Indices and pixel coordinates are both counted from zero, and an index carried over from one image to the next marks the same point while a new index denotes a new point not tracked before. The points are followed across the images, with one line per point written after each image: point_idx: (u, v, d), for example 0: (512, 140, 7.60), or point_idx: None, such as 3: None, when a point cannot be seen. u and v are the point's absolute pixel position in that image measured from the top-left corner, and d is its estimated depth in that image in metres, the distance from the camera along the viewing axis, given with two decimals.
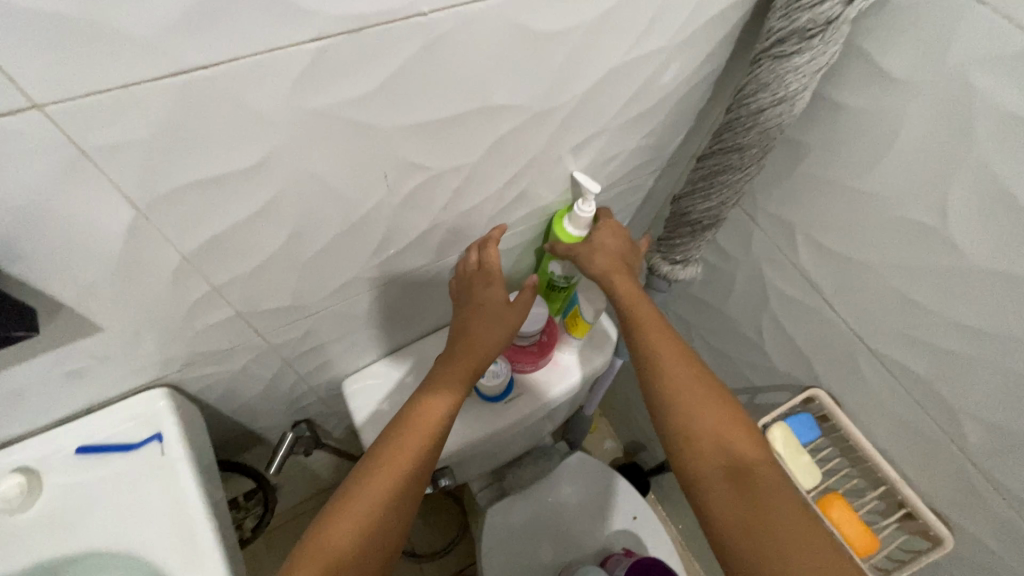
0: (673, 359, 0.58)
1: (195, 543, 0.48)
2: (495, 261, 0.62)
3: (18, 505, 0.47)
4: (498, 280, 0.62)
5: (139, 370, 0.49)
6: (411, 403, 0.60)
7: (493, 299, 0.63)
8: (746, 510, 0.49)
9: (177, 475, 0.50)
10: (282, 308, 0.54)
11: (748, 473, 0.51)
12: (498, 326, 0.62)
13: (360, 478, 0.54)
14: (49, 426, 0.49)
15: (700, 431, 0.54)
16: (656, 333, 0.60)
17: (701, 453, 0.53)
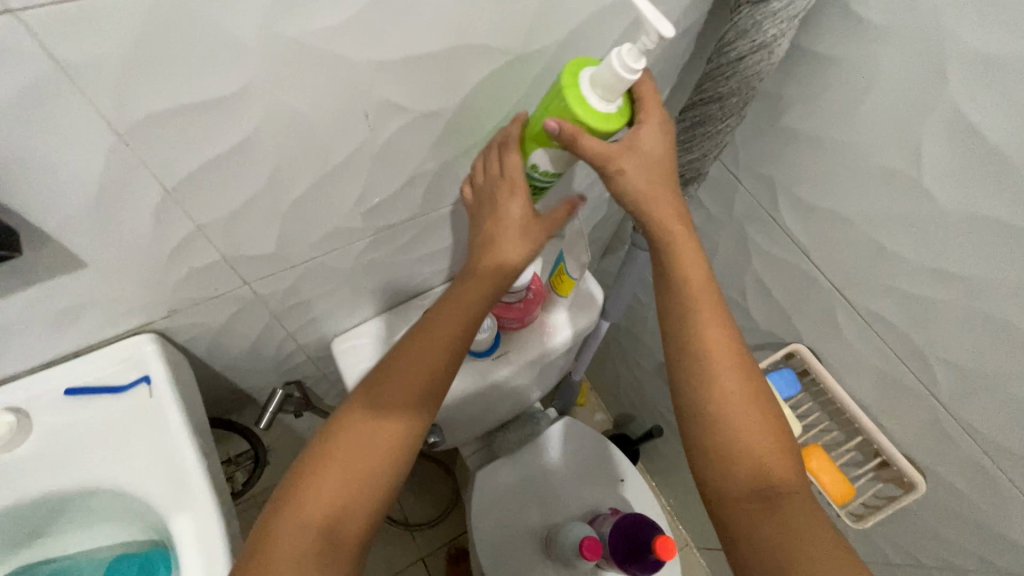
0: (725, 366, 0.53)
1: (185, 480, 0.49)
2: (517, 163, 0.52)
3: (6, 443, 0.47)
4: (523, 193, 0.52)
5: (125, 314, 0.50)
6: (388, 387, 0.52)
7: (515, 214, 0.53)
8: (781, 535, 0.46)
9: (165, 415, 0.51)
10: (266, 256, 0.54)
11: (781, 492, 0.49)
12: (520, 245, 0.54)
13: (332, 483, 0.48)
14: (35, 368, 0.49)
15: (737, 447, 0.51)
16: (711, 331, 0.54)
17: (735, 470, 0.50)
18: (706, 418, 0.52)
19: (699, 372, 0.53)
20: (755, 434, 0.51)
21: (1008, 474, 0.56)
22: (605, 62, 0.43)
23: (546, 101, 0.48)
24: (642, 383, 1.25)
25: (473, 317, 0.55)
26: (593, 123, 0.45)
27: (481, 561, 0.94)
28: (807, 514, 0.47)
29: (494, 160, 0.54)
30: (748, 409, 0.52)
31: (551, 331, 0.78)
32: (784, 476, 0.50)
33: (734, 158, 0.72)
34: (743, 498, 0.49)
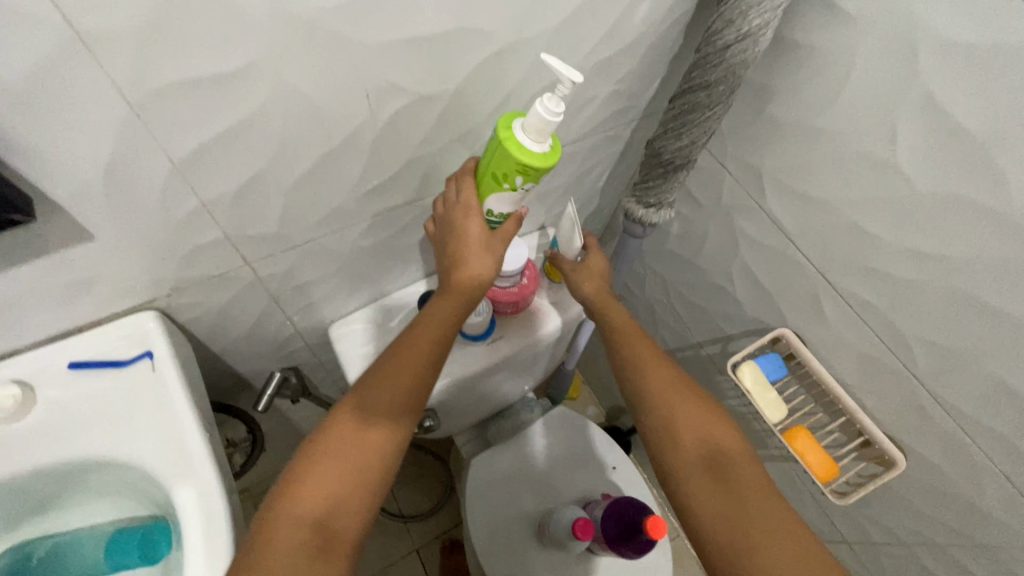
0: (651, 360, 0.62)
1: (186, 451, 0.50)
2: (469, 188, 0.56)
3: (11, 414, 0.48)
4: (477, 212, 0.55)
5: (129, 290, 0.51)
6: (372, 400, 0.54)
7: (474, 235, 0.56)
8: (723, 498, 0.54)
9: (167, 389, 0.52)
10: (268, 236, 0.56)
11: (728, 464, 0.56)
12: (483, 259, 0.57)
13: (323, 490, 0.50)
14: (39, 343, 0.50)
15: (679, 425, 0.58)
16: (633, 333, 0.65)
17: (681, 444, 0.57)
18: (647, 403, 0.60)
19: (632, 361, 0.63)
20: (696, 416, 0.59)
21: (983, 448, 0.58)
22: (533, 109, 0.48)
23: (488, 150, 0.53)
24: None
25: (454, 323, 0.58)
26: (533, 161, 0.49)
27: (475, 547, 0.95)
28: (748, 479, 0.55)
29: (451, 191, 0.58)
30: (682, 394, 0.60)
31: (546, 316, 0.80)
32: (727, 450, 0.57)
33: (722, 148, 0.74)
34: (689, 467, 0.56)
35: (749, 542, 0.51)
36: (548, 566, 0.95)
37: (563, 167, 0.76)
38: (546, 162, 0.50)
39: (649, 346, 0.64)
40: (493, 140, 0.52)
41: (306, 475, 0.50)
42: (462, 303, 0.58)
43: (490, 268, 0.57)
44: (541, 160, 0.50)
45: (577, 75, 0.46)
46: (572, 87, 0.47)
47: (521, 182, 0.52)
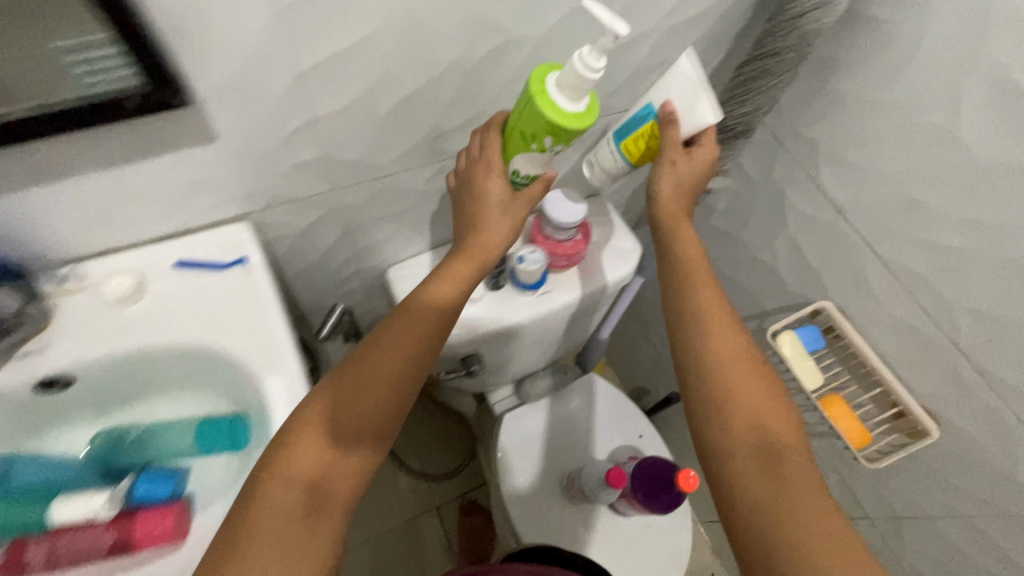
0: (721, 332, 0.60)
1: (274, 348, 0.54)
2: (496, 146, 0.58)
3: (121, 300, 0.53)
4: (499, 173, 0.58)
5: (231, 200, 0.56)
6: (373, 365, 0.53)
7: (494, 195, 0.58)
8: (771, 482, 0.51)
9: (258, 293, 0.56)
10: (356, 163, 0.60)
11: (782, 452, 0.53)
12: (501, 224, 0.58)
13: (316, 453, 0.49)
14: (152, 239, 0.55)
15: (734, 403, 0.56)
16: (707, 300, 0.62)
17: (732, 426, 0.55)
18: (705, 374, 0.58)
19: (699, 329, 0.60)
20: (757, 396, 0.56)
21: (1020, 417, 0.60)
22: (571, 64, 0.48)
23: (520, 106, 0.53)
24: (661, 357, 1.30)
25: (471, 282, 0.59)
26: (567, 121, 0.50)
27: (504, 498, 0.99)
28: (802, 471, 0.52)
29: (475, 145, 0.61)
30: (746, 373, 0.57)
31: (593, 275, 0.83)
32: (778, 432, 0.55)
33: (779, 122, 0.77)
34: (737, 447, 0.54)
35: (800, 532, 0.48)
36: (572, 520, 0.99)
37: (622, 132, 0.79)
38: (577, 124, 0.50)
39: (724, 313, 0.61)
40: (526, 97, 0.52)
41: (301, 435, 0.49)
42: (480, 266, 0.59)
43: (506, 235, 0.59)
44: (573, 120, 0.50)
45: (622, 27, 0.45)
46: (615, 41, 0.46)
47: (550, 142, 0.52)
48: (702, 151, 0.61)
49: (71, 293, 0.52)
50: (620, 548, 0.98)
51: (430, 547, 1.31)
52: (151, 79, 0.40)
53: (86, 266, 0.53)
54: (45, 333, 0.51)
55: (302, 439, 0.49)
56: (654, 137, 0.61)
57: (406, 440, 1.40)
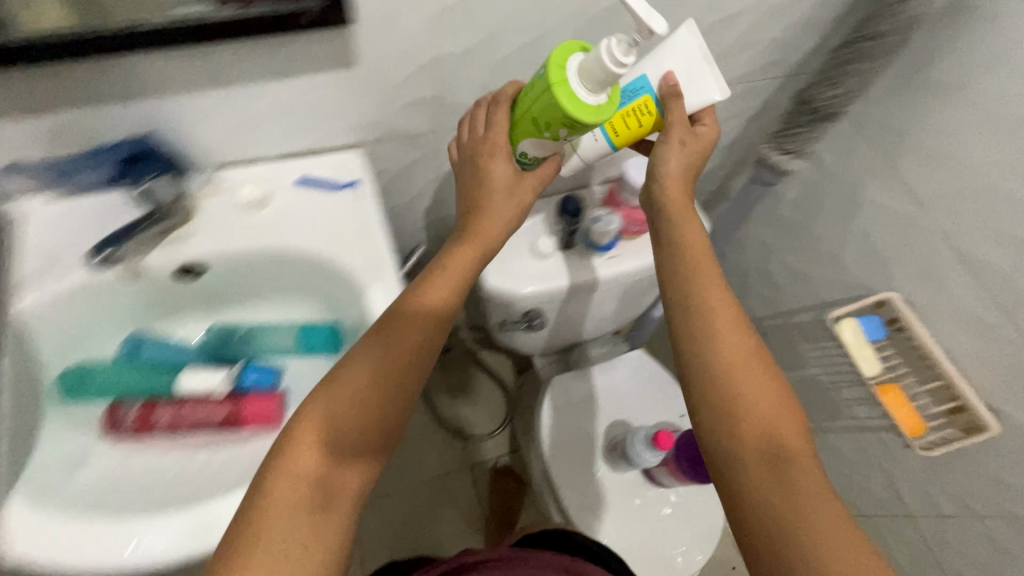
0: (729, 325, 0.50)
1: (378, 261, 0.59)
2: (502, 125, 0.54)
3: (251, 204, 0.59)
4: (506, 152, 0.54)
5: (351, 128, 0.62)
6: (373, 362, 0.49)
7: (500, 176, 0.54)
8: (783, 497, 0.44)
9: (366, 212, 0.61)
10: (461, 108, 0.65)
11: (790, 457, 0.46)
12: (505, 204, 0.55)
13: (319, 452, 0.46)
14: (281, 156, 0.61)
15: (743, 406, 0.48)
16: (710, 283, 0.52)
17: (740, 435, 0.47)
18: (713, 374, 0.49)
19: (703, 330, 0.50)
20: (764, 396, 0.48)
21: None
22: (597, 55, 0.43)
23: (535, 91, 0.48)
24: None
25: (473, 270, 0.54)
26: (587, 117, 0.45)
27: (545, 456, 1.03)
28: (814, 477, 0.45)
29: (479, 121, 0.56)
30: (756, 369, 0.49)
31: None
32: (789, 439, 0.47)
33: (863, 112, 0.78)
34: (744, 456, 0.46)
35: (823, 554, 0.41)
36: (610, 483, 1.02)
37: None
38: (597, 120, 0.46)
39: (725, 303, 0.51)
40: (545, 80, 0.47)
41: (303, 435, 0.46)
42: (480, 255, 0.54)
43: (510, 215, 0.55)
44: (590, 115, 0.45)
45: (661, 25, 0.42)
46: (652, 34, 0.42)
47: (564, 134, 0.48)
48: (706, 130, 0.53)
49: (210, 194, 0.59)
50: (653, 516, 1.01)
51: (463, 500, 1.38)
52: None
53: (223, 173, 0.60)
54: (187, 226, 0.57)
55: (305, 440, 0.46)
56: (650, 112, 0.52)
57: (447, 399, 1.46)
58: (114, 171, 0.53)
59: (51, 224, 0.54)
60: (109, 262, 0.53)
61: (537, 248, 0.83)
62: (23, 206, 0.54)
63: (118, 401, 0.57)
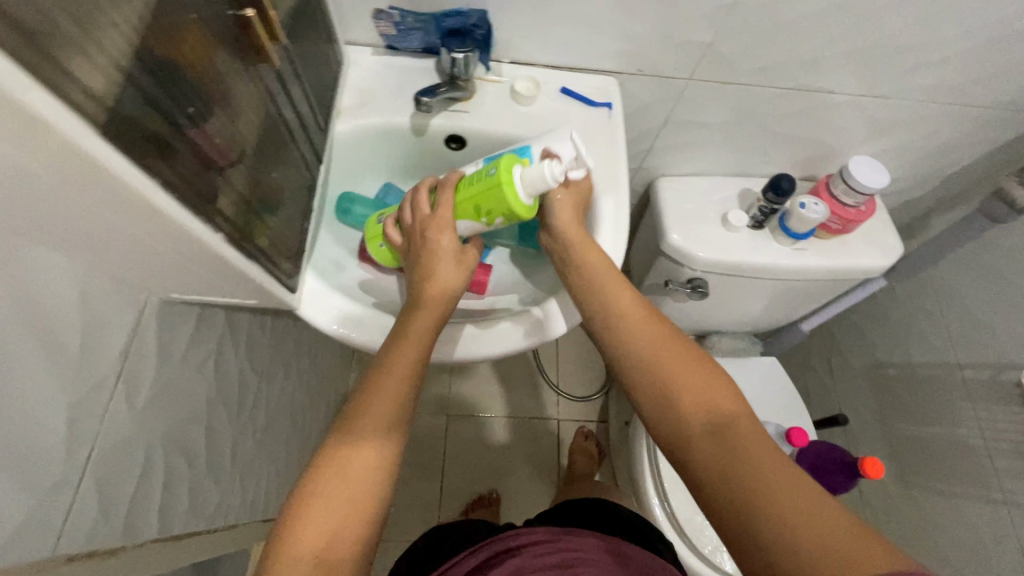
0: (649, 333, 0.53)
1: (616, 176, 0.65)
2: (438, 208, 0.58)
3: (522, 98, 0.66)
4: (451, 227, 0.57)
5: (620, 55, 0.68)
6: (365, 404, 0.48)
7: (447, 247, 0.56)
8: (732, 463, 0.44)
9: (614, 132, 0.67)
10: (722, 59, 0.69)
11: (731, 423, 0.46)
12: (454, 271, 0.56)
13: (325, 513, 0.43)
14: (551, 66, 0.69)
15: (678, 392, 0.49)
16: (614, 285, 0.57)
17: (689, 434, 0.47)
18: (660, 390, 0.50)
19: (626, 339, 0.53)
20: (702, 380, 0.49)
21: None
22: (544, 172, 0.53)
23: (478, 183, 0.56)
24: (834, 383, 1.25)
25: (438, 328, 0.54)
26: (526, 213, 0.55)
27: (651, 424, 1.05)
28: (758, 436, 0.45)
29: (416, 202, 0.59)
30: (685, 360, 0.51)
31: (847, 251, 0.86)
32: (726, 408, 0.47)
33: None
34: (690, 434, 0.47)
35: (786, 505, 0.40)
36: None
37: (950, 127, 0.80)
38: (530, 215, 0.56)
39: (635, 302, 0.56)
40: (491, 178, 0.55)
41: (306, 512, 0.43)
42: (440, 311, 0.54)
43: (460, 279, 0.56)
44: (526, 211, 0.55)
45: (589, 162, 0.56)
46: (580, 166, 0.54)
47: (501, 221, 0.56)
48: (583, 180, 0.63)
49: (489, 81, 0.67)
50: None
51: (546, 450, 1.42)
52: None
53: (503, 67, 0.68)
54: (468, 102, 0.65)
55: (301, 520, 0.42)
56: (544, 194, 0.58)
57: (553, 352, 1.53)
58: (438, 38, 0.63)
59: (371, 72, 0.65)
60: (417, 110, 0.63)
61: (728, 219, 0.85)
62: (353, 53, 0.65)
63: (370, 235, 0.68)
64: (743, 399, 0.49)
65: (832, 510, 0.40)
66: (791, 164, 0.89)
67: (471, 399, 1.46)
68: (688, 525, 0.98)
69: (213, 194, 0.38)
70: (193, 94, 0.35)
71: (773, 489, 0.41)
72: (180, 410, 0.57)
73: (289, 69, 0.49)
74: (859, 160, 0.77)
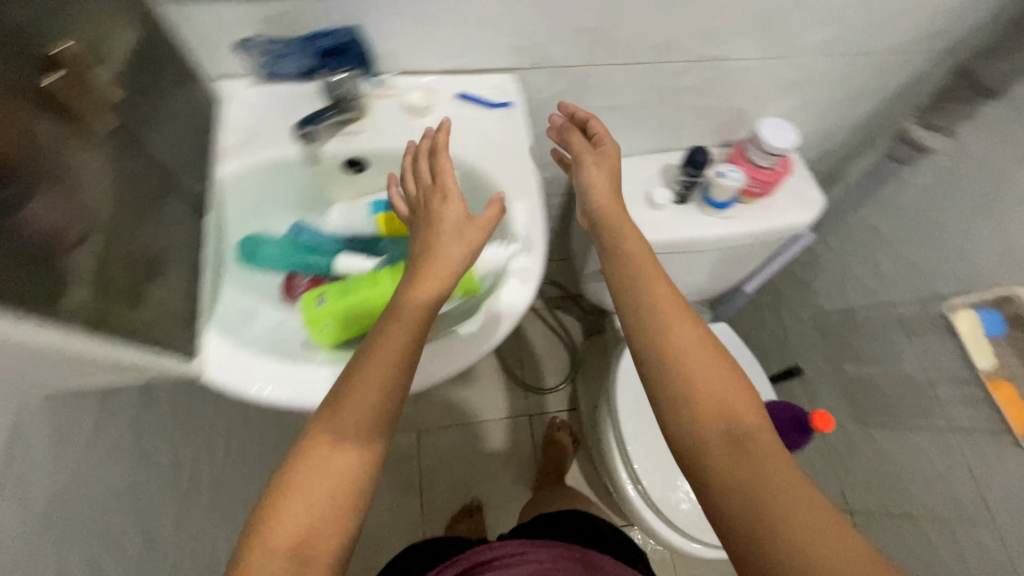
0: (676, 325, 0.52)
1: (526, 179, 0.63)
2: (444, 177, 0.55)
3: (418, 111, 0.64)
4: (454, 195, 0.53)
5: (511, 51, 0.65)
6: (351, 390, 0.46)
7: (448, 218, 0.53)
8: (749, 475, 0.44)
9: (518, 133, 0.65)
10: (616, 42, 0.67)
11: (748, 435, 0.46)
12: (454, 245, 0.52)
13: (306, 500, 0.42)
14: (445, 71, 0.66)
15: (698, 394, 0.49)
16: (651, 275, 0.56)
17: (704, 431, 0.47)
18: (681, 386, 0.49)
19: (653, 324, 0.52)
20: (722, 383, 0.49)
21: None
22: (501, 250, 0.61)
23: None
24: (785, 334, 1.29)
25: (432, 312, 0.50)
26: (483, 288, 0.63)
27: (616, 410, 1.05)
28: (774, 454, 0.45)
29: (426, 173, 0.56)
30: (707, 356, 0.50)
31: (772, 212, 0.87)
32: (745, 419, 0.48)
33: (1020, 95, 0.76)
34: (705, 437, 0.47)
35: (794, 525, 0.41)
36: None
37: (848, 78, 0.81)
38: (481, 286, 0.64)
39: (671, 296, 0.54)
40: None
41: (284, 500, 0.42)
42: (440, 288, 0.50)
43: (464, 254, 0.52)
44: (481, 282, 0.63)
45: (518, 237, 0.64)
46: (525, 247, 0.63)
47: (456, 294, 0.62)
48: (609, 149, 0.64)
49: (382, 96, 0.64)
50: None
51: (521, 448, 1.42)
52: None
53: (393, 79, 0.65)
54: (362, 122, 0.62)
55: (281, 509, 0.42)
56: None
57: (514, 348, 1.52)
58: (315, 60, 0.59)
59: (250, 103, 0.60)
60: (304, 141, 0.59)
61: (653, 198, 0.85)
62: (227, 87, 0.61)
63: (292, 274, 0.64)
64: (765, 414, 0.49)
65: (839, 537, 0.40)
66: (708, 133, 0.89)
67: (440, 409, 1.43)
68: (665, 504, 0.99)
69: (57, 282, 0.34)
70: (2, 179, 0.31)
71: (785, 510, 0.42)
72: (100, 502, 0.53)
73: (134, 126, 0.45)
74: (767, 123, 0.78)
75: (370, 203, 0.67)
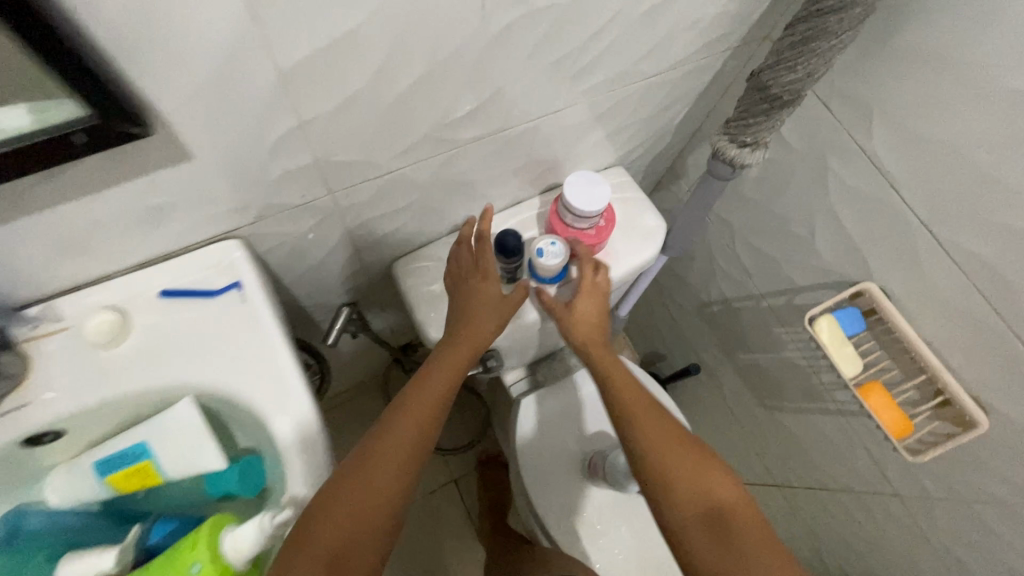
0: (646, 416, 0.60)
1: (284, 381, 0.49)
2: (488, 256, 0.66)
3: (108, 340, 0.47)
4: (493, 276, 0.65)
5: (213, 218, 0.49)
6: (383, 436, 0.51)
7: (484, 293, 0.64)
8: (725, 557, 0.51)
9: (259, 319, 0.50)
10: (353, 163, 0.52)
11: (728, 516, 0.53)
12: (490, 314, 0.64)
13: (345, 523, 0.45)
14: (133, 267, 0.49)
15: (674, 476, 0.56)
16: (619, 373, 0.65)
17: (682, 506, 0.54)
18: (659, 472, 0.56)
19: (628, 413, 0.61)
20: (690, 460, 0.57)
21: None
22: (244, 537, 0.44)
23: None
24: (678, 327, 1.24)
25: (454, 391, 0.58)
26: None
27: (527, 487, 0.97)
28: (750, 535, 0.52)
29: (461, 253, 0.67)
30: (675, 442, 0.58)
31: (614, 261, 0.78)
32: (724, 498, 0.54)
33: (824, 82, 0.70)
34: (688, 520, 0.54)
35: None
36: (595, 501, 0.97)
37: (649, 97, 0.72)
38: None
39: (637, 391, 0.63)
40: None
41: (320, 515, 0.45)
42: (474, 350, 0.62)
43: (492, 323, 0.64)
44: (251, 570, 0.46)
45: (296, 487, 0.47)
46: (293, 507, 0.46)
47: None
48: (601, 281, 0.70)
49: (47, 336, 0.47)
50: (643, 526, 0.97)
51: (453, 521, 1.32)
52: (100, 109, 0.34)
53: (62, 304, 0.48)
54: (23, 387, 0.46)
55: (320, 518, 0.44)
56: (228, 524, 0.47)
57: None
58: None
59: None
60: None
61: None
62: None
63: None
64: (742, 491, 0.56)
65: None
66: (524, 190, 0.77)
67: None
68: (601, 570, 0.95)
69: None
70: None
71: None
72: None
73: None
74: (573, 182, 0.67)
75: (94, 463, 0.50)
